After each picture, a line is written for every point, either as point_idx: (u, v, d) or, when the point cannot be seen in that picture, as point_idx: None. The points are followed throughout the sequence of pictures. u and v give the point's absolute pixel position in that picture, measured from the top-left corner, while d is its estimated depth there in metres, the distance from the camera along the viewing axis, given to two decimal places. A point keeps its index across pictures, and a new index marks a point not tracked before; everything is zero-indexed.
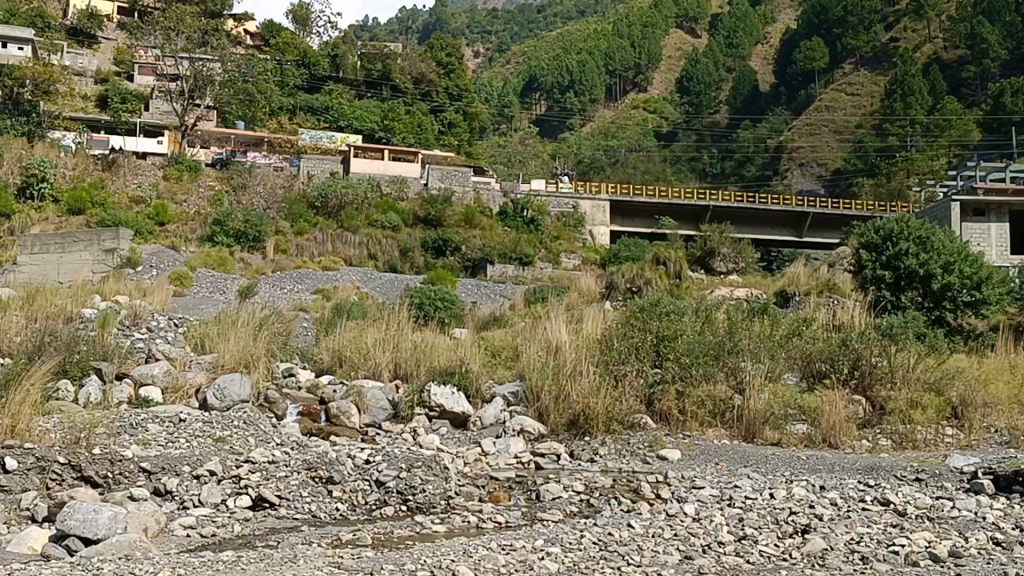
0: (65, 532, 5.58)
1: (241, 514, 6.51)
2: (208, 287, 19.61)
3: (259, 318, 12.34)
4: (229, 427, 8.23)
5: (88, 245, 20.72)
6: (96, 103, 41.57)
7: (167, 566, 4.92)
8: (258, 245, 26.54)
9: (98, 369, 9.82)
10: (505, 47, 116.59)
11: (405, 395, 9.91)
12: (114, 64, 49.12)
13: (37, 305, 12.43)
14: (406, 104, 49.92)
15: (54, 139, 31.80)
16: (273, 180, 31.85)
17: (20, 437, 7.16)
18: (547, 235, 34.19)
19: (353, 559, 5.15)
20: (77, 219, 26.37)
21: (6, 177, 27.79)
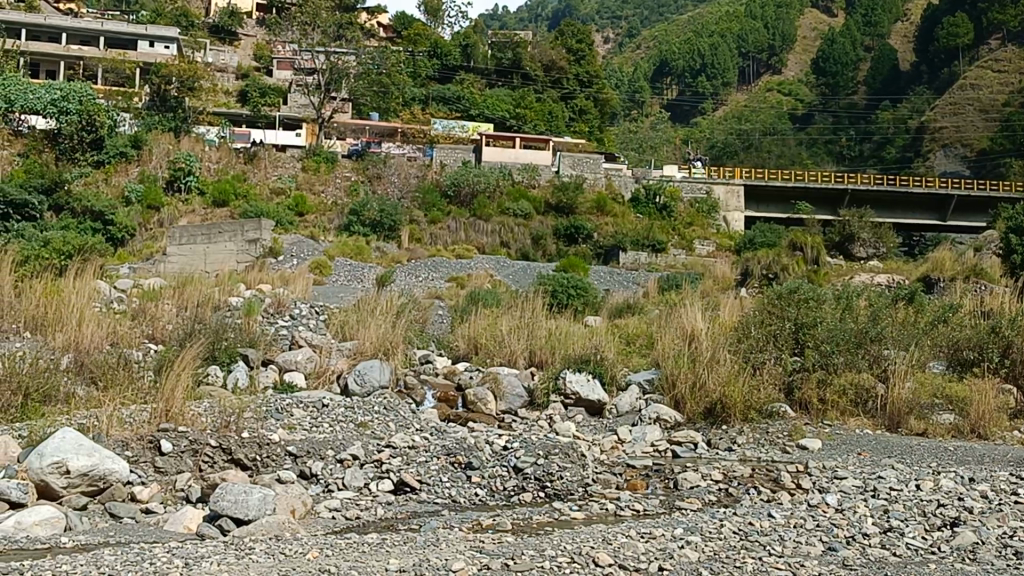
0: (219, 512, 5.80)
1: (383, 498, 6.66)
2: (346, 275, 20.05)
3: (396, 305, 12.59)
4: (370, 412, 8.42)
5: (232, 235, 21.30)
6: (237, 98, 42.84)
7: (315, 547, 5.07)
8: (394, 234, 27.10)
9: (245, 355, 10.15)
10: (635, 32, 115.60)
11: (540, 381, 9.97)
12: (254, 60, 50.46)
13: (186, 294, 12.89)
14: (537, 92, 50.05)
15: (199, 133, 32.83)
16: (407, 171, 32.30)
17: (174, 420, 7.42)
18: (680, 221, 33.94)
19: (493, 544, 5.22)
20: (222, 211, 27.30)
21: (155, 171, 28.85)
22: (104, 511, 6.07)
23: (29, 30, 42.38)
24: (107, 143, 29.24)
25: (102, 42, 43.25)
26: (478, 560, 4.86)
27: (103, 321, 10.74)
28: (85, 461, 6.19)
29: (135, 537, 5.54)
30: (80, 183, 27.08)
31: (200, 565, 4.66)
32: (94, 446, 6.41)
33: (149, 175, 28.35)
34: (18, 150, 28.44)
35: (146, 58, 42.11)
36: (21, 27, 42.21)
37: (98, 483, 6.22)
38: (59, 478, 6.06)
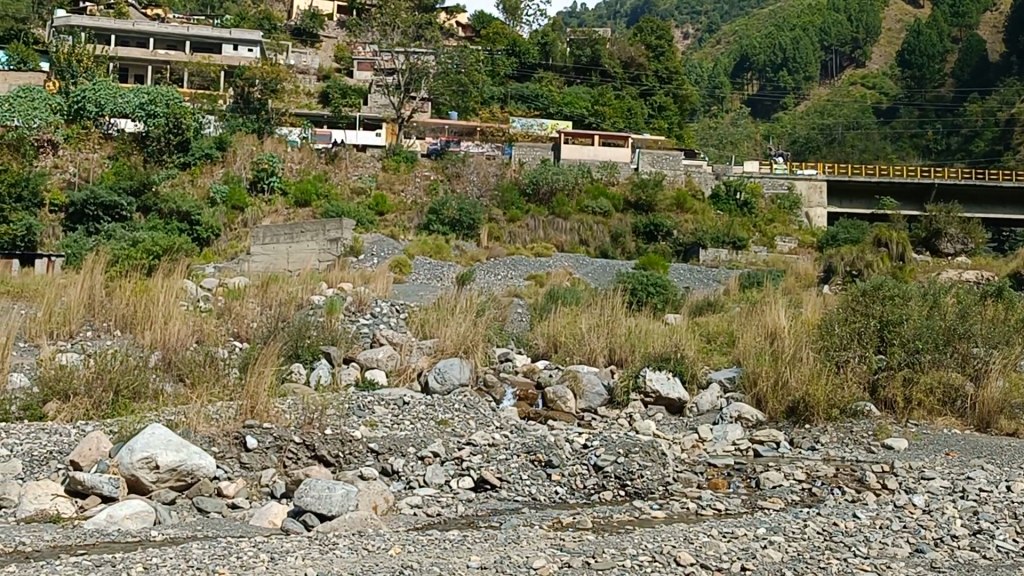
0: (303, 508, 5.88)
1: (463, 495, 6.70)
2: (427, 274, 20.19)
3: (476, 304, 12.65)
4: (451, 410, 8.47)
5: (314, 235, 21.54)
6: (319, 100, 43.36)
7: (397, 544, 5.12)
8: (474, 232, 27.26)
9: (327, 353, 10.29)
10: (715, 27, 114.60)
11: (620, 380, 9.92)
12: (335, 61, 51.09)
13: (270, 293, 13.10)
14: (615, 89, 49.81)
15: (281, 135, 33.31)
16: (486, 169, 32.40)
17: (259, 417, 7.54)
18: (761, 218, 33.54)
19: (574, 542, 5.22)
20: (304, 211, 27.70)
21: (240, 172, 29.35)
22: (191, 505, 6.20)
23: (118, 35, 43.33)
24: (193, 145, 29.73)
25: (188, 47, 44.07)
26: (559, 557, 4.86)
27: (190, 319, 10.97)
28: (172, 456, 6.33)
29: (222, 531, 5.66)
30: (167, 185, 27.66)
31: (285, 560, 4.74)
32: (182, 442, 6.55)
33: (233, 176, 28.83)
34: (108, 153, 29.30)
35: (230, 61, 42.83)
36: (111, 33, 43.21)
37: (185, 478, 6.36)
38: (149, 473, 6.22)
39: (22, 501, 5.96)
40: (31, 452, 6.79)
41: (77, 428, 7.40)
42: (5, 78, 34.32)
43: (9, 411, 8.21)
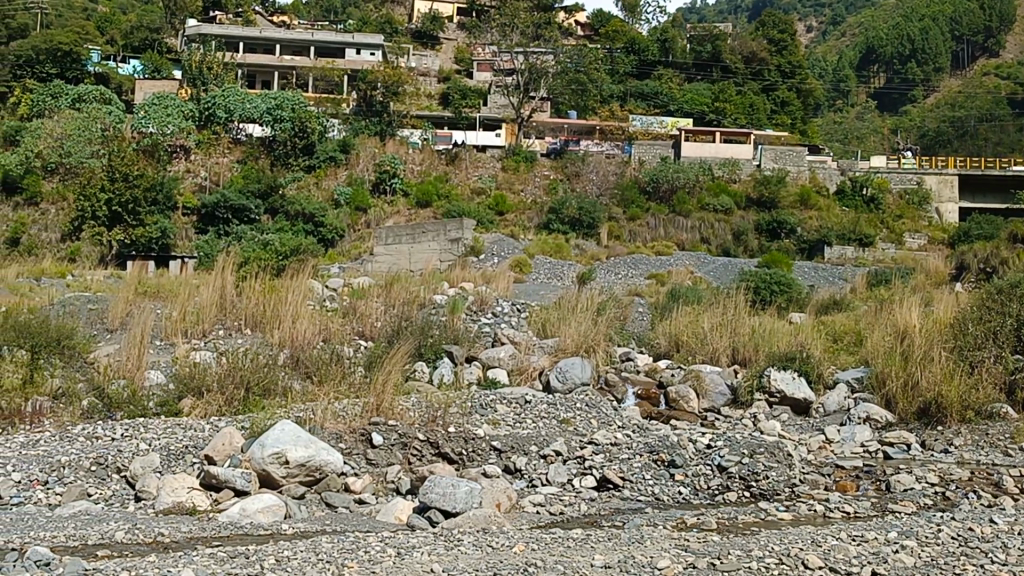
0: (428, 504, 5.97)
1: (586, 494, 6.70)
2: (547, 273, 20.24)
3: (597, 303, 12.61)
4: (572, 409, 8.46)
5: (435, 236, 21.76)
6: (440, 101, 43.82)
7: (520, 540, 5.16)
8: (594, 231, 27.24)
9: (449, 352, 10.41)
10: (840, 19, 112.10)
11: (745, 379, 9.78)
12: (455, 63, 51.63)
13: (393, 292, 13.30)
14: (737, 85, 49.11)
15: (403, 136, 33.75)
16: (606, 167, 32.28)
17: (384, 414, 7.66)
18: (889, 214, 32.67)
19: (699, 543, 5.17)
20: (426, 213, 28.06)
21: (363, 173, 29.87)
22: (320, 500, 6.34)
23: (246, 43, 44.27)
24: (318, 148, 30.40)
25: (313, 52, 44.93)
26: (684, 557, 4.83)
27: (316, 318, 11.24)
28: (302, 452, 6.46)
29: (350, 526, 5.77)
30: (293, 187, 28.33)
31: (412, 555, 4.80)
32: (311, 438, 6.69)
33: (356, 178, 29.34)
34: (237, 158, 30.20)
35: (353, 66, 43.53)
36: (239, 41, 44.14)
37: (314, 473, 6.49)
38: (279, 468, 6.37)
39: (160, 494, 6.19)
40: (168, 446, 7.03)
41: (212, 423, 7.64)
42: (141, 86, 35.24)
43: (149, 407, 8.58)
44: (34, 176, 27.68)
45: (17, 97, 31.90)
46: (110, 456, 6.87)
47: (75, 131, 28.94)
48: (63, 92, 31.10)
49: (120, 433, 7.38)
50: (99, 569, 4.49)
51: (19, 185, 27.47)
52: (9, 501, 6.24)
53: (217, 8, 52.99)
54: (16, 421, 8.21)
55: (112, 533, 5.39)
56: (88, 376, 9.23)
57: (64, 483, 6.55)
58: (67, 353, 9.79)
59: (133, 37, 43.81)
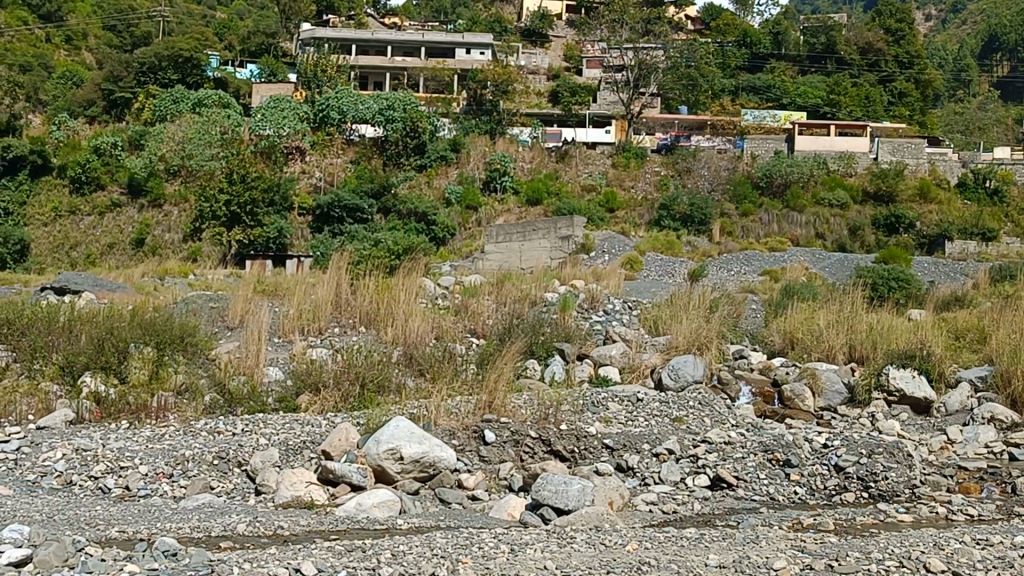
0: (540, 501, 6.02)
1: (699, 493, 6.66)
2: (658, 270, 20.12)
3: (709, 300, 12.48)
4: (685, 407, 8.38)
5: (546, 233, 21.83)
6: (549, 99, 43.88)
7: (634, 539, 5.13)
8: (705, 227, 26.95)
9: (561, 350, 10.42)
10: (962, 7, 108.79)
11: (862, 378, 9.56)
12: (564, 60, 51.69)
13: (504, 290, 13.36)
14: (853, 77, 48.02)
15: (513, 134, 33.85)
16: (718, 163, 31.84)
17: (496, 411, 7.71)
18: (1014, 206, 31.54)
19: (816, 544, 5.09)
20: (536, 211, 28.14)
21: (474, 172, 30.08)
22: (434, 496, 6.43)
23: (359, 45, 44.87)
24: (429, 148, 30.73)
25: (423, 52, 45.42)
26: (801, 558, 4.76)
27: (429, 316, 11.36)
28: (416, 448, 6.54)
29: (464, 522, 5.84)
30: (405, 187, 28.69)
31: (524, 551, 4.84)
32: (424, 435, 6.77)
33: (467, 176, 29.56)
34: (350, 159, 30.69)
35: (463, 65, 43.91)
36: (352, 43, 44.81)
37: (428, 469, 6.57)
38: (394, 463, 6.46)
39: (280, 488, 6.34)
40: (286, 442, 7.20)
41: (328, 419, 7.80)
42: (258, 90, 36.43)
43: (268, 402, 8.80)
44: (157, 179, 28.70)
45: (142, 103, 33.09)
46: (232, 450, 7.07)
47: (196, 134, 29.59)
48: (185, 96, 31.86)
49: (240, 428, 7.59)
50: (224, 560, 4.63)
51: (143, 188, 28.48)
52: (136, 493, 6.46)
53: (330, 12, 53.99)
54: (142, 414, 8.49)
55: (234, 526, 5.54)
56: (210, 372, 9.55)
57: (188, 476, 6.75)
58: (190, 349, 10.09)
59: (250, 42, 44.90)
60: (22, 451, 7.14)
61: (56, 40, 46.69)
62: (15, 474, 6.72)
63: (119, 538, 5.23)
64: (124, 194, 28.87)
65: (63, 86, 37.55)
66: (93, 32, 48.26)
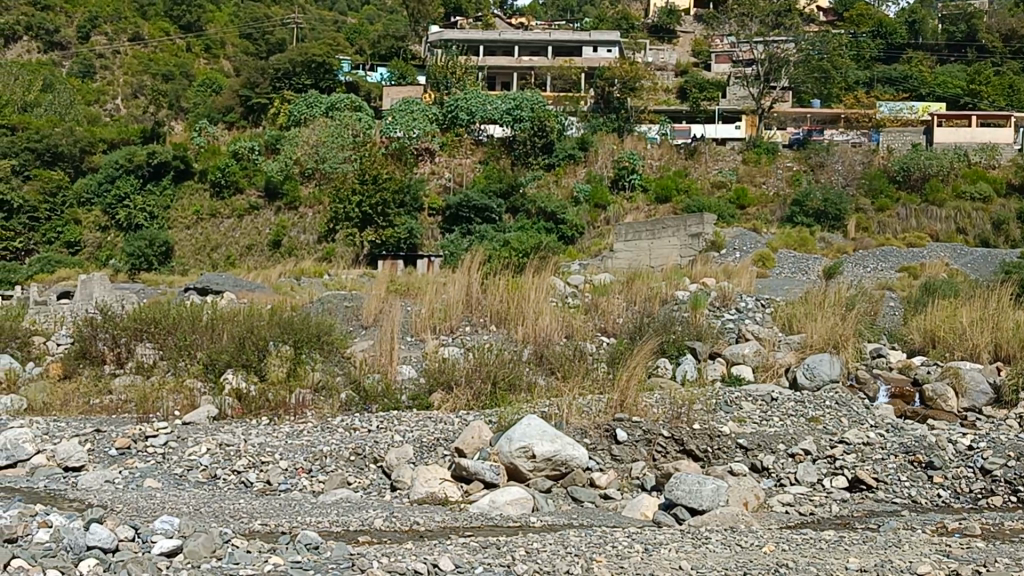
0: (674, 500, 5.97)
1: (838, 495, 6.52)
2: (791, 267, 19.74)
3: (845, 298, 12.17)
4: (822, 407, 8.21)
5: (675, 231, 21.51)
6: (677, 95, 43.40)
7: (770, 541, 5.06)
8: (840, 223, 26.31)
9: (693, 348, 10.32)
10: None
11: (1008, 377, 9.19)
12: (693, 55, 51.16)
13: (635, 288, 13.29)
14: (995, 65, 46.24)
15: (641, 132, 33.54)
16: (852, 157, 31.06)
17: (628, 410, 7.67)
18: None
19: (962, 549, 4.93)
20: (665, 208, 27.92)
21: (602, 171, 29.98)
22: (567, 495, 6.44)
23: (486, 46, 45.28)
24: (557, 147, 30.75)
25: (550, 51, 45.37)
26: (945, 564, 4.62)
27: (559, 314, 11.37)
28: (549, 446, 6.57)
29: (598, 520, 5.84)
30: (534, 186, 28.83)
31: (659, 551, 4.81)
32: (556, 434, 6.78)
33: (595, 175, 29.48)
34: (479, 159, 30.95)
35: (590, 63, 43.61)
36: (479, 44, 45.25)
37: (560, 468, 6.59)
38: (526, 461, 6.50)
39: (415, 483, 6.44)
40: (421, 439, 7.31)
41: (460, 417, 7.88)
42: (389, 93, 36.78)
43: (402, 400, 8.94)
44: (293, 182, 29.45)
45: (277, 108, 33.98)
46: (368, 446, 7.22)
47: (329, 137, 30.27)
48: (318, 101, 32.52)
49: (376, 424, 7.74)
50: (363, 554, 4.72)
51: (280, 191, 29.26)
52: (277, 487, 6.64)
53: (458, 13, 54.57)
54: (281, 411, 8.73)
55: (372, 520, 5.65)
56: (346, 371, 9.76)
57: (326, 471, 6.91)
58: (326, 348, 10.31)
59: (381, 45, 45.65)
60: (169, 445, 7.41)
61: (196, 49, 48.40)
62: (163, 468, 6.99)
63: (262, 531, 5.39)
64: (261, 197, 29.70)
65: (204, 94, 38.82)
66: (231, 40, 49.70)
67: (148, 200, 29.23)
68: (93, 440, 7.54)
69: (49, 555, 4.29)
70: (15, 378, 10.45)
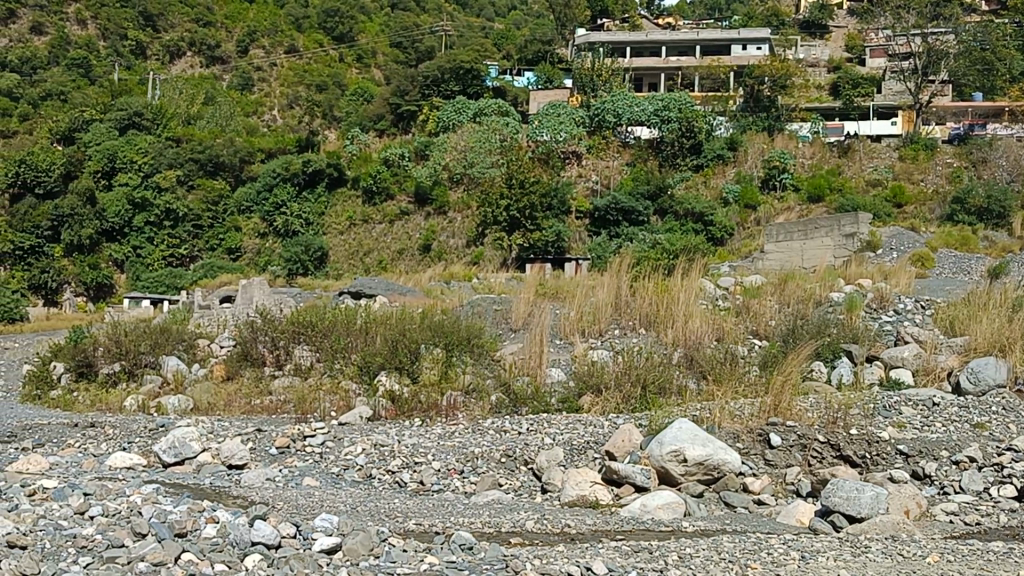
0: (830, 508, 5.81)
1: (1006, 505, 6.24)
2: (951, 267, 19.02)
3: (1012, 297, 11.61)
4: (988, 412, 7.87)
5: (829, 231, 20.78)
6: (830, 92, 42.30)
7: (935, 551, 4.88)
8: (1005, 220, 25.18)
9: (848, 351, 10.06)
10: None
11: None
12: (846, 50, 49.81)
13: (788, 290, 13.01)
14: None
15: (792, 130, 32.75)
16: (1018, 151, 29.69)
17: (782, 414, 7.52)
18: None
19: None
20: (819, 208, 27.25)
21: (751, 171, 29.46)
22: (719, 500, 6.37)
23: (633, 47, 45.40)
24: (706, 147, 30.33)
25: (699, 51, 44.70)
26: None
27: (710, 317, 11.24)
28: (700, 450, 6.48)
29: (751, 526, 5.74)
30: (682, 188, 28.60)
31: (816, 559, 4.70)
32: (708, 436, 6.69)
33: (745, 175, 28.98)
34: (627, 160, 30.85)
35: (739, 62, 42.93)
36: (626, 45, 45.43)
37: (712, 472, 6.49)
38: (677, 465, 6.44)
39: (565, 487, 6.45)
40: (571, 442, 7.33)
41: (611, 420, 7.88)
42: (536, 97, 36.98)
43: (551, 402, 8.97)
44: (442, 187, 29.88)
45: (426, 115, 34.56)
46: (518, 448, 7.27)
47: (477, 143, 30.62)
48: (466, 106, 32.95)
49: (526, 427, 7.79)
50: (516, 557, 4.76)
51: (429, 196, 29.73)
52: (430, 487, 6.75)
53: (605, 15, 54.53)
54: (433, 413, 8.88)
55: (523, 522, 5.69)
56: (496, 373, 9.84)
57: (478, 472, 6.99)
58: (476, 350, 10.45)
59: (527, 50, 45.57)
60: (326, 445, 7.62)
61: (349, 59, 49.64)
62: (321, 467, 7.20)
63: (417, 530, 5.50)
64: (411, 202, 30.24)
65: (356, 103, 39.79)
66: (382, 50, 50.83)
67: (303, 207, 30.07)
68: (255, 439, 7.81)
69: (217, 550, 4.46)
70: (183, 379, 10.94)
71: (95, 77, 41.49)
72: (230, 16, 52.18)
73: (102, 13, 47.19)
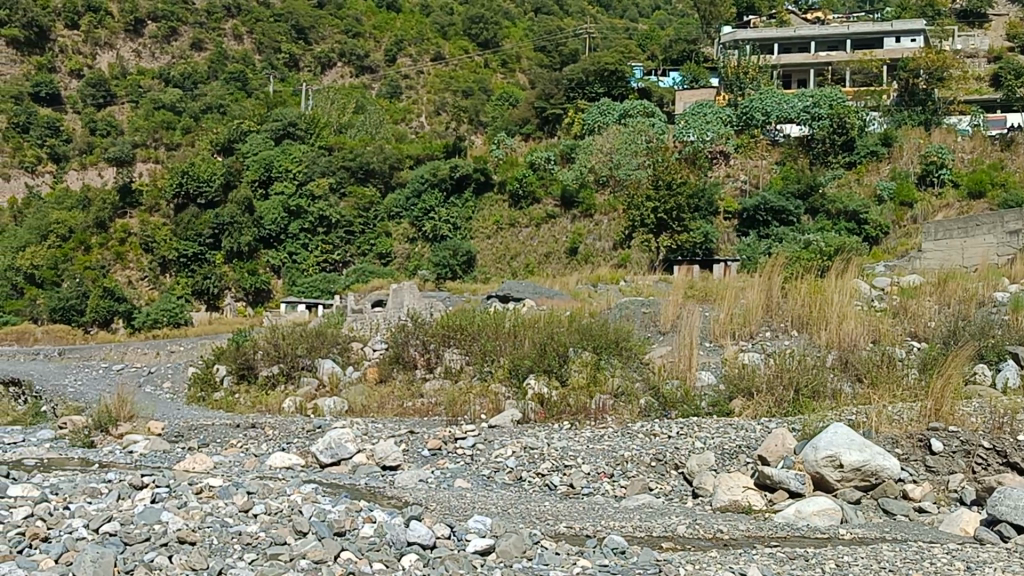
0: (998, 517, 5.59)
1: None
2: None
3: None
4: None
5: (991, 229, 19.98)
6: (990, 83, 40.64)
7: None
8: None
9: (1014, 353, 9.63)
10: None
11: None
12: (1007, 39, 47.78)
13: (948, 290, 12.56)
14: None
15: (950, 124, 31.55)
16: None
17: (944, 419, 7.26)
18: None
19: None
20: (980, 204, 26.07)
21: (907, 167, 28.38)
22: (878, 507, 6.19)
23: (782, 44, 44.18)
24: (859, 143, 29.41)
25: (850, 45, 43.60)
26: None
27: (866, 318, 10.93)
28: (857, 456, 6.32)
29: (913, 535, 5.57)
30: (834, 186, 27.94)
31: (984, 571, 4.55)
32: (866, 442, 6.52)
33: (900, 172, 28.00)
34: (776, 159, 30.32)
35: (893, 55, 41.73)
36: (774, 42, 44.28)
37: (870, 478, 6.33)
38: (833, 471, 6.30)
39: (718, 492, 6.38)
40: (722, 446, 7.24)
41: (762, 423, 7.75)
42: (681, 97, 36.59)
43: (702, 406, 8.88)
44: (588, 189, 29.85)
45: (572, 118, 34.60)
46: (669, 452, 7.23)
47: (623, 144, 30.38)
48: (612, 108, 32.91)
49: (676, 431, 7.73)
50: (670, 561, 4.75)
51: (576, 199, 29.73)
52: (580, 491, 6.77)
53: (751, 12, 53.69)
54: (582, 416, 8.87)
55: (675, 527, 5.65)
56: (645, 376, 9.79)
57: (627, 476, 6.97)
58: (625, 354, 10.42)
59: (672, 50, 45.27)
60: (477, 447, 7.73)
61: (493, 65, 50.11)
62: (472, 468, 7.30)
63: (568, 533, 5.52)
64: (557, 206, 30.27)
65: (501, 108, 40.17)
66: (526, 54, 51.30)
67: (451, 212, 30.40)
68: (407, 441, 7.98)
69: (374, 549, 4.58)
70: (338, 380, 11.26)
71: (252, 89, 42.99)
72: (378, 26, 53.31)
73: (257, 27, 48.96)
